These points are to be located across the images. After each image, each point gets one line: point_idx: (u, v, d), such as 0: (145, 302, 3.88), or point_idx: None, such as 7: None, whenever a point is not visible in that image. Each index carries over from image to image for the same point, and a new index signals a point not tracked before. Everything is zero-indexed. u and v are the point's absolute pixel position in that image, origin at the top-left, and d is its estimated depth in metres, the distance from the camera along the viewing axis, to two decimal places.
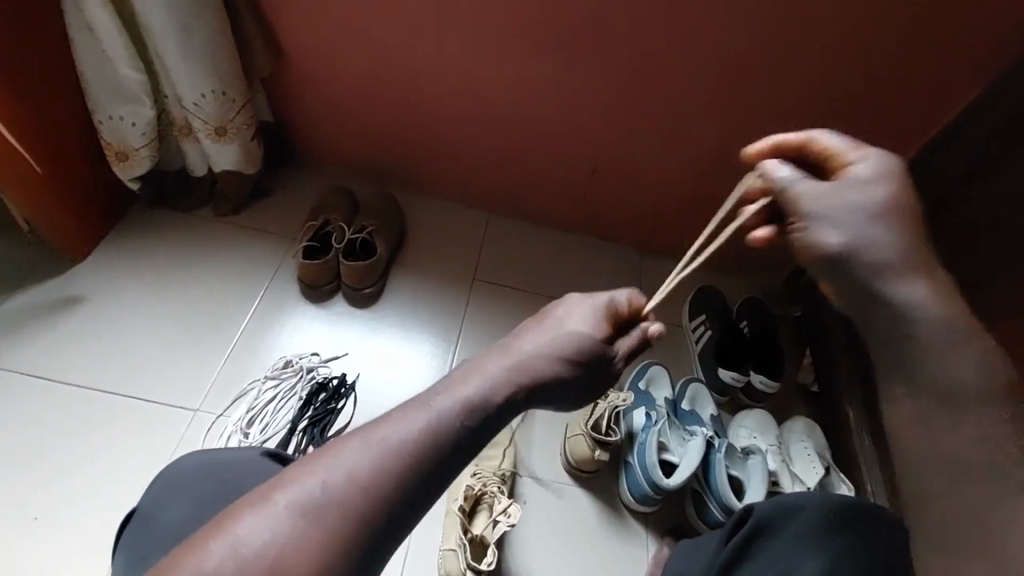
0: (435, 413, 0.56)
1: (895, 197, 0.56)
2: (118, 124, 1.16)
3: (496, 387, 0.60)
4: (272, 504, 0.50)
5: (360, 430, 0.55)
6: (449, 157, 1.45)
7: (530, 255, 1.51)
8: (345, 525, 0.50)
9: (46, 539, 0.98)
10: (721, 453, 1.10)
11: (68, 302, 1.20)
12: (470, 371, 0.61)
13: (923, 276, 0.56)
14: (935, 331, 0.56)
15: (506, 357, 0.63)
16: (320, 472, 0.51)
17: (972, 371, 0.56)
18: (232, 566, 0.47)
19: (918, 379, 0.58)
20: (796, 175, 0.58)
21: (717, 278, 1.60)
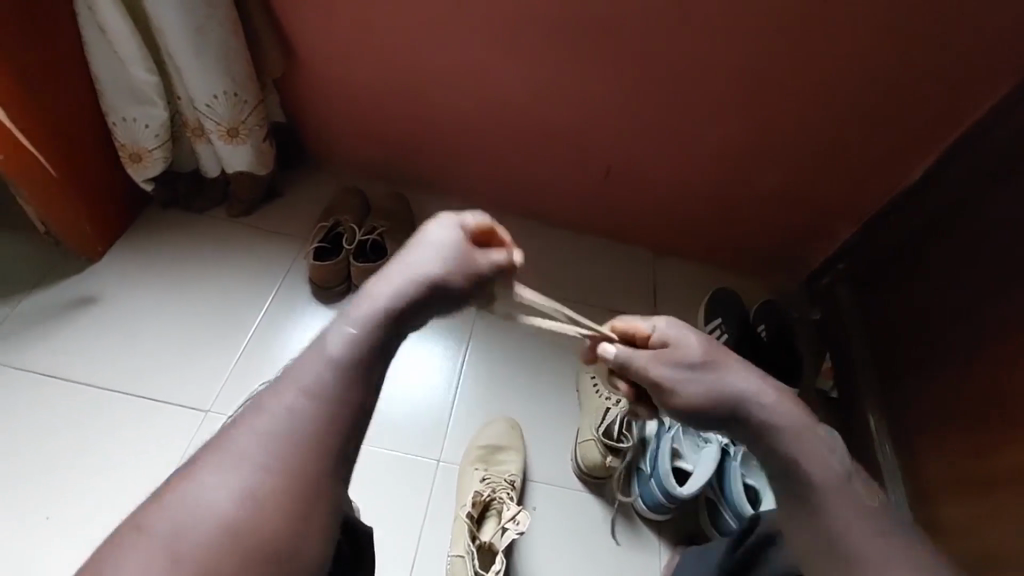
0: (331, 353, 0.59)
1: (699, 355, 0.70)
2: (131, 126, 1.17)
3: (388, 312, 0.60)
4: (199, 458, 0.57)
5: (272, 383, 0.60)
6: (459, 157, 1.44)
7: (544, 256, 1.50)
8: (268, 464, 0.56)
9: (58, 538, 0.99)
10: (736, 462, 1.07)
11: (82, 302, 1.21)
12: (359, 299, 0.61)
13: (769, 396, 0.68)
14: (792, 432, 0.66)
15: (392, 276, 0.61)
16: (236, 427, 0.57)
17: (824, 453, 0.65)
18: (162, 517, 0.53)
19: (792, 480, 0.65)
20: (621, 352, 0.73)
21: (732, 280, 1.57)
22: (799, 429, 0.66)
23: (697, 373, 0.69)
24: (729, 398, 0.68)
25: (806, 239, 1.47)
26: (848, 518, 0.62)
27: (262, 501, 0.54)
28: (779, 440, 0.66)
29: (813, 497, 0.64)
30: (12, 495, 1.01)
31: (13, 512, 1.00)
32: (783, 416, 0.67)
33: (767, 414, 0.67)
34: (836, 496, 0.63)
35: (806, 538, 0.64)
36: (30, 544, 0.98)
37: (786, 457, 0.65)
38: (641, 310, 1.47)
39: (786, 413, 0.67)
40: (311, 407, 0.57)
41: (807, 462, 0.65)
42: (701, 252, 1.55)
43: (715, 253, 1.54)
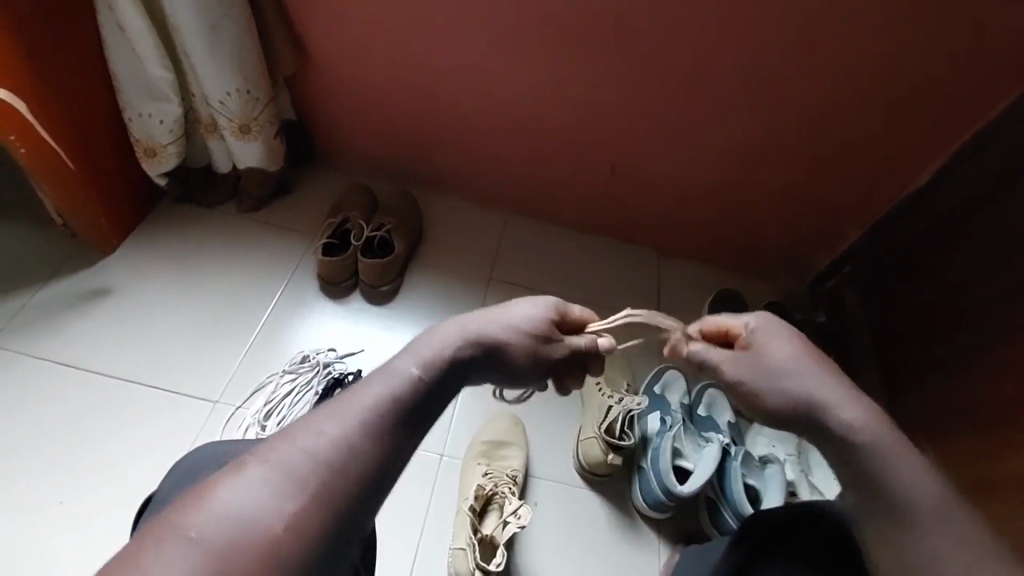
0: (399, 376, 0.58)
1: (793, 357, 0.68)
2: (146, 121, 1.19)
3: (456, 351, 0.62)
4: (248, 467, 0.51)
5: (330, 400, 0.56)
6: (467, 156, 1.46)
7: (549, 255, 1.51)
8: (318, 481, 0.51)
9: (69, 524, 1.00)
10: (737, 462, 1.07)
11: (97, 294, 1.23)
12: (431, 335, 0.63)
13: (861, 409, 0.64)
14: (874, 444, 0.62)
15: (470, 327, 0.65)
16: (291, 436, 0.53)
17: (921, 481, 0.61)
18: (205, 528, 0.47)
19: (882, 502, 0.62)
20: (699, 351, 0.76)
21: (736, 282, 1.57)
22: (881, 436, 0.63)
23: (755, 356, 0.70)
24: (807, 396, 0.66)
25: (810, 243, 1.48)
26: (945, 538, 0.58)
27: (308, 515, 0.50)
28: (864, 455, 0.62)
29: (912, 524, 0.60)
30: (24, 481, 1.03)
31: (25, 498, 1.02)
32: (847, 408, 0.64)
33: (846, 420, 0.64)
34: (937, 524, 0.59)
35: (889, 550, 0.61)
36: (42, 530, 0.99)
37: (871, 471, 0.62)
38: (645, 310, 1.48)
39: (849, 403, 0.65)
40: (377, 433, 0.54)
41: (897, 475, 0.61)
42: (705, 254, 1.56)
43: (719, 255, 1.55)
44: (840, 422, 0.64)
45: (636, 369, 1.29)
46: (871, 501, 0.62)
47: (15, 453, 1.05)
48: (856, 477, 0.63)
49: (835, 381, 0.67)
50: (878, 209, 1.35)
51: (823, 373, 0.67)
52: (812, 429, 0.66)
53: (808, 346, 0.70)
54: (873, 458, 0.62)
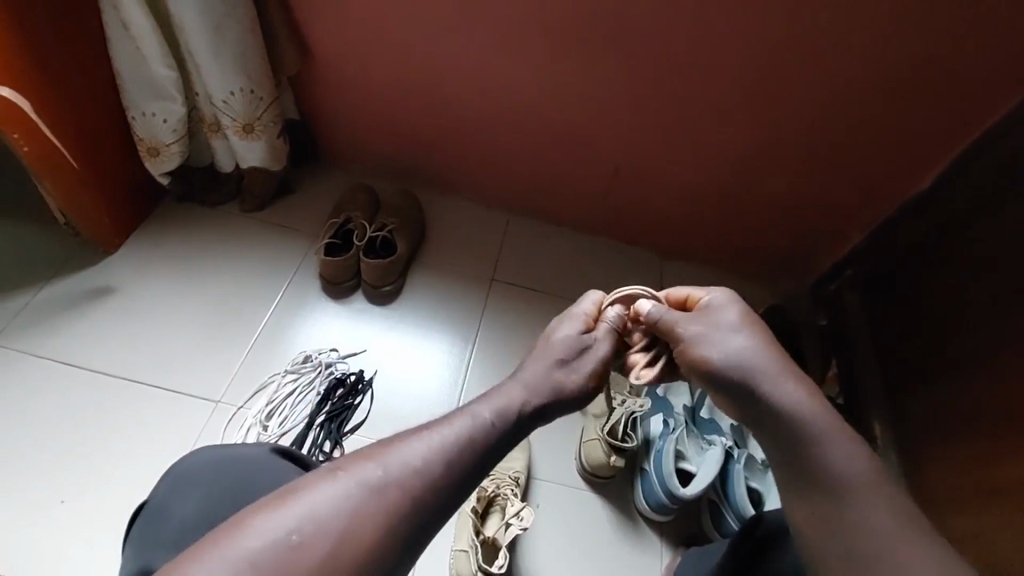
0: (476, 419, 0.64)
1: (750, 335, 0.72)
2: (150, 120, 1.19)
3: (524, 400, 0.68)
4: (339, 480, 0.56)
5: (413, 431, 0.62)
6: (469, 157, 1.46)
7: (552, 256, 1.51)
8: (402, 504, 0.56)
9: (71, 526, 1.00)
10: (739, 464, 1.07)
11: (99, 293, 1.23)
12: (500, 386, 0.69)
13: (802, 390, 0.67)
14: (810, 423, 0.65)
15: (533, 374, 0.72)
16: (381, 456, 0.58)
17: (851, 461, 0.63)
18: (302, 532, 0.52)
19: (809, 474, 0.63)
20: (657, 308, 0.79)
21: (737, 285, 1.57)
22: (822, 424, 0.65)
23: (705, 325, 0.74)
24: (751, 371, 0.69)
25: (813, 245, 1.48)
26: (869, 510, 0.60)
27: (391, 532, 0.55)
28: (805, 438, 0.64)
29: (837, 495, 0.62)
30: (24, 482, 1.02)
31: (25, 498, 1.01)
32: (783, 384, 0.68)
33: (787, 399, 0.67)
34: (863, 499, 0.60)
35: (812, 516, 0.62)
36: (42, 530, 0.99)
37: (803, 446, 0.64)
38: None
39: (787, 380, 0.68)
40: (456, 465, 0.60)
41: (828, 450, 0.63)
42: (707, 256, 1.56)
43: (722, 257, 1.55)
44: (769, 395, 0.67)
45: None
46: (796, 470, 0.64)
47: (15, 453, 1.04)
48: (786, 446, 0.66)
49: (779, 360, 0.70)
50: (880, 212, 1.35)
51: (765, 350, 0.71)
52: (742, 399, 0.70)
53: (763, 329, 0.74)
54: (806, 432, 0.65)
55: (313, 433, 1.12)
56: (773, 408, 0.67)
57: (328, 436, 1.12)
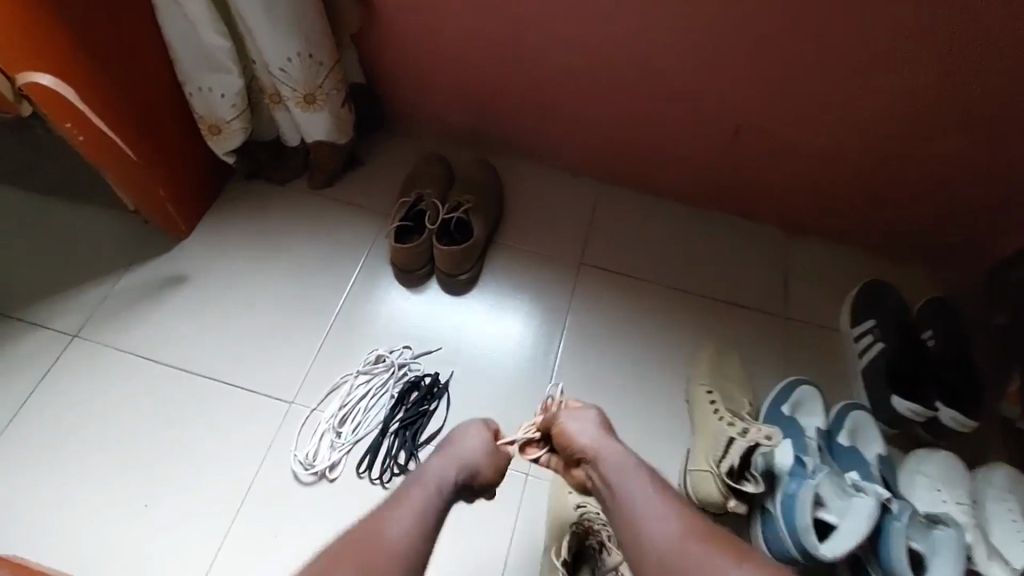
0: (419, 505, 0.68)
1: (596, 437, 0.82)
2: (209, 96, 1.09)
3: (448, 477, 0.73)
4: None
5: (370, 529, 0.65)
6: (554, 118, 1.25)
7: (651, 235, 1.28)
8: None
9: (152, 531, 0.96)
10: (901, 522, 0.84)
11: (176, 280, 1.18)
12: (424, 470, 0.73)
13: (628, 470, 0.77)
14: (622, 487, 0.75)
15: (451, 453, 0.76)
16: (351, 560, 0.62)
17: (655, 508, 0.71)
18: None
19: (626, 529, 0.72)
20: (548, 417, 0.90)
21: (883, 270, 1.28)
22: (633, 485, 0.75)
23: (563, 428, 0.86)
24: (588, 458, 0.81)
25: (996, 218, 1.15)
26: (661, 532, 0.68)
27: None
28: (621, 500, 0.74)
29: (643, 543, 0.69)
30: (106, 478, 0.99)
31: (110, 498, 0.98)
32: (596, 439, 0.82)
33: (613, 475, 0.77)
34: (662, 540, 0.68)
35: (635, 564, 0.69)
36: (121, 531, 0.95)
37: (620, 506, 0.74)
38: (768, 304, 1.22)
39: (601, 438, 0.82)
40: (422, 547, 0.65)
41: (634, 508, 0.72)
42: (843, 232, 1.28)
43: (864, 232, 1.27)
44: (592, 455, 0.81)
45: (758, 391, 1.12)
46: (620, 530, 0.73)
47: (95, 449, 1.01)
48: (608, 497, 0.76)
49: (615, 450, 0.80)
50: None
51: (592, 418, 0.86)
52: (583, 463, 0.82)
53: (612, 430, 0.84)
54: (621, 502, 0.74)
55: (388, 442, 1.04)
56: (596, 467, 0.80)
57: (402, 447, 1.04)
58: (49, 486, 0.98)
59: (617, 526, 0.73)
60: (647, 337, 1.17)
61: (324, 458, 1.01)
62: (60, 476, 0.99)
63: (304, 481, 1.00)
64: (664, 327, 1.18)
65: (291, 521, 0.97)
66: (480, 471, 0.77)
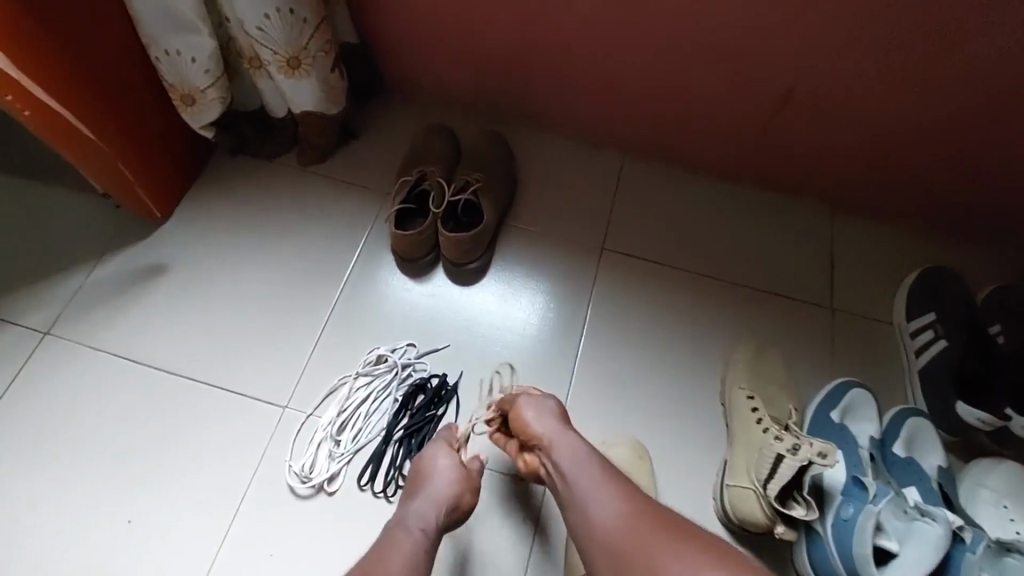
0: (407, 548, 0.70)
1: (551, 429, 0.79)
2: (178, 60, 0.94)
3: (430, 515, 0.75)
4: None
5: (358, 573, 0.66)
6: (574, 81, 1.09)
7: (681, 215, 1.15)
8: None
9: (137, 548, 0.88)
10: (974, 556, 0.75)
11: (156, 270, 1.07)
12: (406, 512, 0.75)
13: (583, 467, 0.74)
14: (577, 486, 0.72)
15: (429, 491, 0.77)
16: None
17: (610, 509, 0.69)
18: None
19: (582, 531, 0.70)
20: (505, 404, 0.86)
21: (942, 252, 1.14)
22: (586, 483, 0.72)
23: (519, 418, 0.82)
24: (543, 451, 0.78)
25: None
26: (610, 529, 0.67)
27: None
28: (577, 500, 0.72)
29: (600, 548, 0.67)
30: (85, 492, 0.91)
31: (90, 514, 0.89)
32: (549, 425, 0.79)
33: (567, 472, 0.74)
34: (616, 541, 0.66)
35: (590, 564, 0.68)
36: (104, 550, 0.87)
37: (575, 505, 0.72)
38: (813, 294, 1.09)
39: (556, 425, 0.79)
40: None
41: (589, 507, 0.70)
42: (899, 210, 1.14)
43: (923, 210, 1.13)
44: (546, 442, 0.78)
45: (801, 392, 1.01)
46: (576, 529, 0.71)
47: (73, 458, 0.93)
48: (562, 488, 0.74)
49: (570, 441, 0.77)
50: None
51: (549, 403, 0.82)
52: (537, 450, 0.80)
53: (567, 420, 0.80)
54: (575, 500, 0.72)
55: (392, 452, 0.94)
56: (550, 455, 0.77)
57: (407, 456, 0.94)
58: (25, 499, 0.90)
59: (571, 521, 0.72)
60: (677, 332, 1.05)
61: (321, 469, 0.92)
62: (36, 487, 0.91)
63: (301, 495, 0.91)
64: (696, 319, 1.07)
65: (287, 538, 0.89)
66: (458, 506, 0.78)
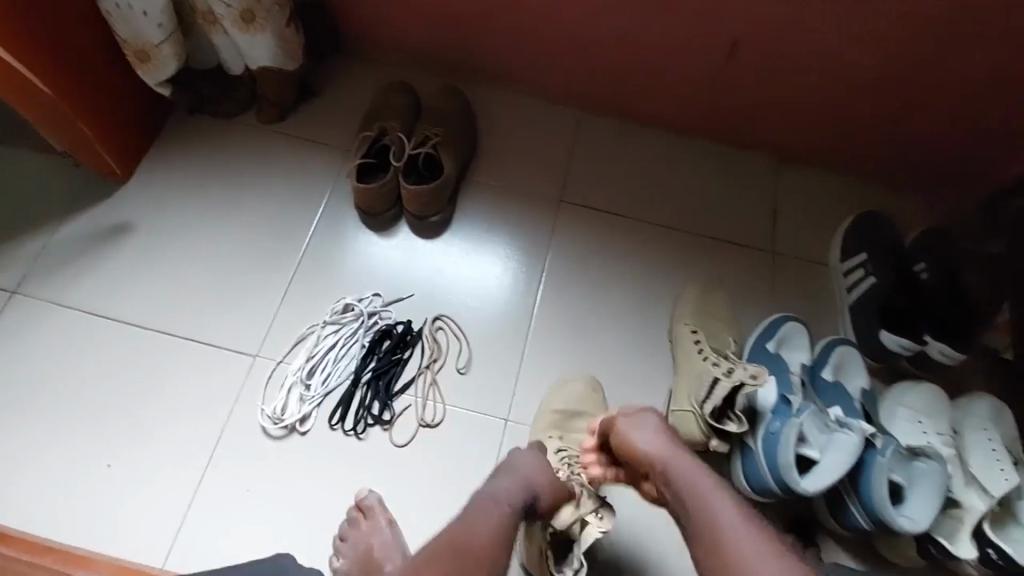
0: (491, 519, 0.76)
1: (666, 455, 0.77)
2: (129, 14, 0.94)
3: (514, 497, 0.79)
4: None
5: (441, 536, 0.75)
6: (529, 36, 1.12)
7: (635, 167, 1.20)
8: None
9: (117, 490, 0.92)
10: (883, 458, 0.83)
11: (119, 230, 1.08)
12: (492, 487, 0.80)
13: (710, 499, 0.72)
14: (706, 520, 0.71)
15: (521, 474, 0.81)
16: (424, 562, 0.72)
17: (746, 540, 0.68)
18: None
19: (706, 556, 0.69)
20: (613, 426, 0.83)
21: (877, 198, 1.22)
22: (721, 517, 0.71)
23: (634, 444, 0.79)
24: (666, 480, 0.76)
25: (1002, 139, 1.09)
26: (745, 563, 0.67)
27: None
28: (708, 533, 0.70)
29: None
30: (65, 441, 0.94)
31: (71, 461, 0.93)
32: (658, 445, 0.78)
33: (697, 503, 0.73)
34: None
35: None
36: (87, 493, 0.92)
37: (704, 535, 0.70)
38: (757, 239, 1.16)
39: (664, 443, 0.79)
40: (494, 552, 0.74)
41: (725, 540, 0.69)
42: (837, 159, 1.21)
43: (860, 159, 1.20)
44: (661, 470, 0.76)
45: (743, 329, 1.09)
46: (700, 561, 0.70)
47: (49, 411, 0.96)
48: (684, 517, 0.73)
49: (698, 473, 0.75)
50: None
51: (656, 424, 0.81)
52: (653, 477, 0.78)
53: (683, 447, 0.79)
54: (704, 533, 0.71)
55: (360, 394, 1.00)
56: (667, 478, 0.76)
57: (376, 398, 0.99)
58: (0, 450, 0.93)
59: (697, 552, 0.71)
60: (630, 277, 1.12)
61: (293, 412, 0.97)
62: (13, 440, 0.94)
63: (274, 436, 0.96)
64: (649, 265, 1.13)
65: (262, 475, 0.94)
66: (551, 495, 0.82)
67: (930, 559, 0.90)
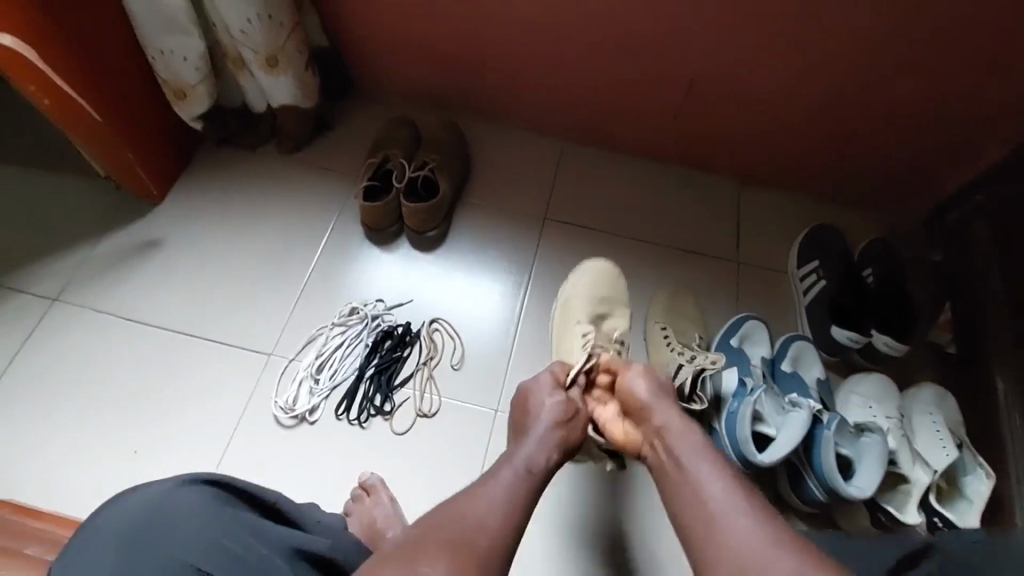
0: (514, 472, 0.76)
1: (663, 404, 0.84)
2: (170, 59, 1.10)
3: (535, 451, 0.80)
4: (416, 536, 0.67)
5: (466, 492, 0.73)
6: (515, 77, 1.29)
7: (612, 188, 1.35)
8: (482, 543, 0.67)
9: (141, 474, 1.01)
10: (830, 430, 0.92)
11: (150, 245, 1.21)
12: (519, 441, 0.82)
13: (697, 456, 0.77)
14: (691, 471, 0.75)
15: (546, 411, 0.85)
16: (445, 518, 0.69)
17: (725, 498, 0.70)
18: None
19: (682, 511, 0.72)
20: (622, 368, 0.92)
21: (829, 214, 1.36)
22: (708, 473, 0.74)
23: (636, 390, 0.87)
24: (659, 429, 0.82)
25: (935, 162, 1.23)
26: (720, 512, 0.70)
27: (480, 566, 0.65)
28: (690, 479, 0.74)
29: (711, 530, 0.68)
30: (96, 431, 1.04)
31: (101, 447, 1.02)
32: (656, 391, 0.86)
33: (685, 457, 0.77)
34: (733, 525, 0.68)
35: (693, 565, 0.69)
36: (115, 477, 1.00)
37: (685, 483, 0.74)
38: (723, 250, 1.29)
39: (659, 394, 0.86)
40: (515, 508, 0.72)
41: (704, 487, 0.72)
42: (792, 180, 1.36)
43: (812, 180, 1.34)
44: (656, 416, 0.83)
45: (711, 329, 1.21)
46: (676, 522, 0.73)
47: (83, 402, 1.06)
48: (667, 463, 0.78)
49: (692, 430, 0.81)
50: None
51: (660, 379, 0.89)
52: (644, 420, 0.85)
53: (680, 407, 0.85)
54: (685, 476, 0.75)
55: (364, 387, 1.10)
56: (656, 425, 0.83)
57: (378, 391, 1.10)
58: (37, 440, 1.02)
59: (671, 500, 0.75)
60: None
61: (304, 402, 1.07)
62: (49, 429, 1.03)
63: (286, 425, 1.06)
64: (626, 273, 1.25)
65: (275, 461, 1.03)
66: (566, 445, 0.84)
67: (882, 528, 1.00)
